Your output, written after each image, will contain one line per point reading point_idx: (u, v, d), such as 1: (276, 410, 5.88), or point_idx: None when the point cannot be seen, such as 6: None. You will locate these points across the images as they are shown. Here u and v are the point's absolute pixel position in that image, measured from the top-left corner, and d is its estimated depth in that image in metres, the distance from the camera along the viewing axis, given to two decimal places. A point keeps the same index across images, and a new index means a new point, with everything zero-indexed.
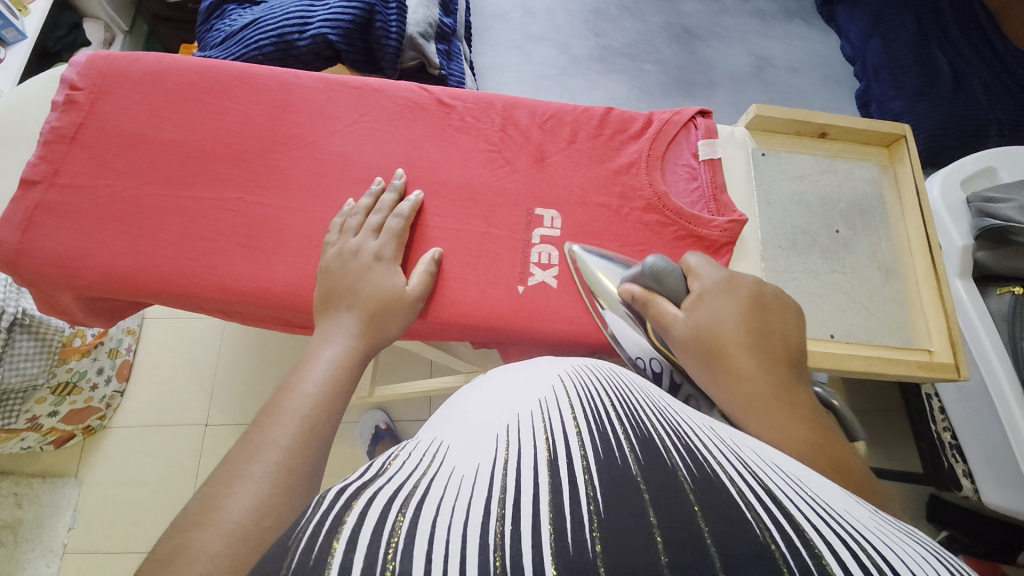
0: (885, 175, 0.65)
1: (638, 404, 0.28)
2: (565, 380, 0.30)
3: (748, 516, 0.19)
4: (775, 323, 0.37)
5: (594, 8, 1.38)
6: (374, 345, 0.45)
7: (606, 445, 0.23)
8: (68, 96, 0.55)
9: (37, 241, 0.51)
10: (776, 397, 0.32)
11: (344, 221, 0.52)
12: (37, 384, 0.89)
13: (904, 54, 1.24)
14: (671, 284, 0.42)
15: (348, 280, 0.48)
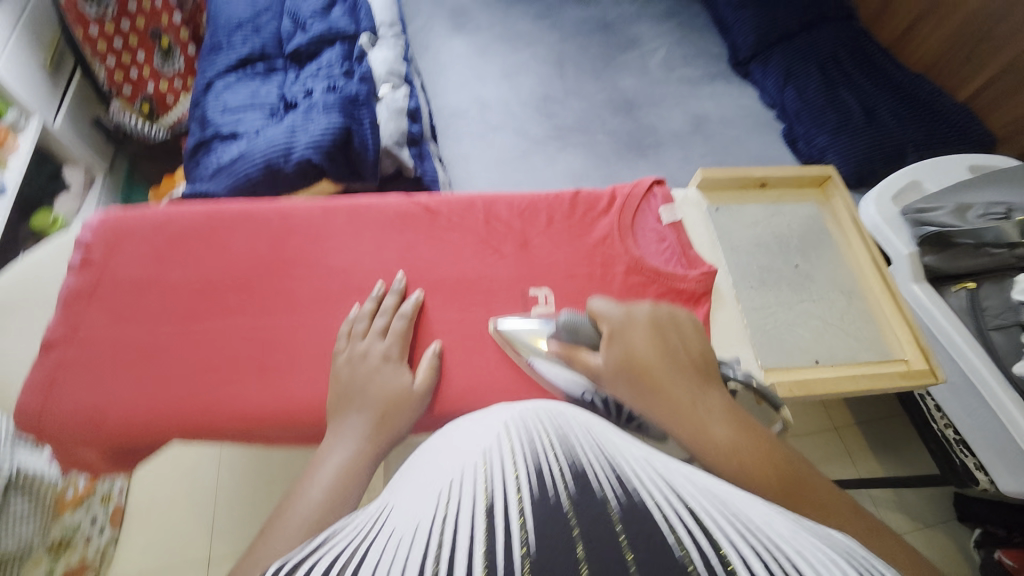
0: (825, 211, 0.74)
1: (582, 437, 0.25)
2: (524, 417, 0.28)
3: (697, 570, 0.17)
4: (673, 340, 0.45)
5: (542, 95, 1.55)
6: (386, 443, 0.47)
7: (538, 491, 0.20)
8: (84, 257, 0.59)
9: (60, 401, 0.52)
10: (696, 407, 0.38)
11: (353, 327, 0.56)
12: (33, 547, 0.83)
13: (816, 97, 1.42)
14: (585, 332, 0.48)
15: (358, 383, 0.51)
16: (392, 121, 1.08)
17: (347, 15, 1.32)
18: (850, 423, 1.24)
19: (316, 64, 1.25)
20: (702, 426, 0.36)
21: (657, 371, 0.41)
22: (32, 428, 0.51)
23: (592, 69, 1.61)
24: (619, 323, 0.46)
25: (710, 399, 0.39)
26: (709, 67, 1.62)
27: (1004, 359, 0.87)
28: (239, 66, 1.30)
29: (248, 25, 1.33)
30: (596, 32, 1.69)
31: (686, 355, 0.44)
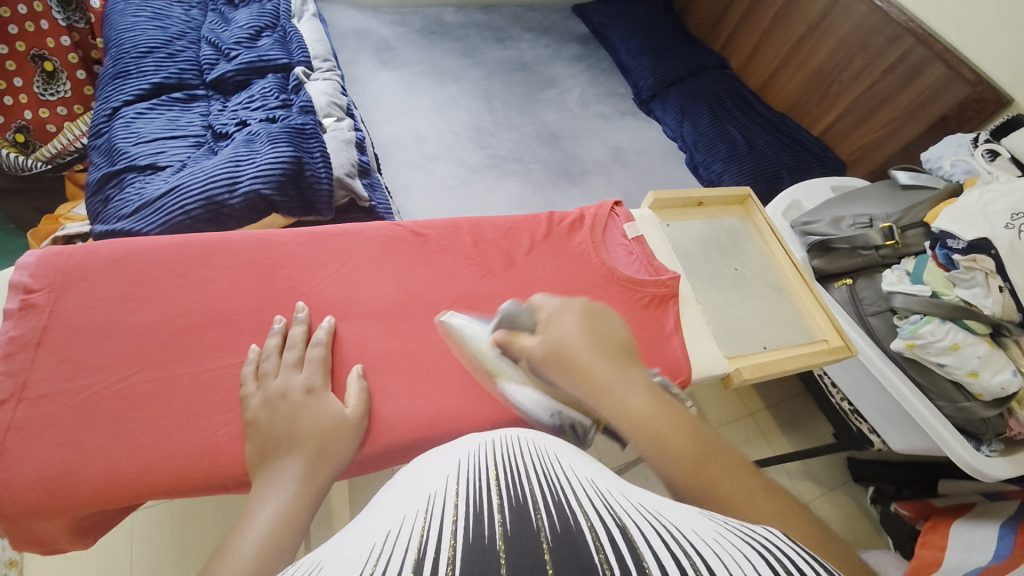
0: (749, 223, 0.88)
1: (527, 480, 0.33)
2: (456, 476, 0.34)
3: (593, 557, 0.23)
4: (604, 325, 0.49)
5: (475, 127, 1.62)
6: (321, 483, 0.45)
7: (480, 524, 0.26)
8: (23, 301, 0.52)
9: (12, 470, 0.45)
10: (623, 381, 0.43)
11: (261, 365, 0.52)
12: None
13: (708, 131, 1.67)
14: (524, 317, 0.52)
15: (283, 424, 0.48)
16: (343, 151, 1.07)
17: (277, 45, 1.28)
18: (762, 407, 1.41)
19: (246, 92, 1.19)
20: (638, 410, 0.41)
21: (590, 355, 0.44)
22: None
23: (517, 104, 1.72)
24: (549, 311, 0.50)
25: (639, 380, 0.43)
26: (619, 104, 1.83)
27: (883, 339, 1.07)
28: (151, 94, 1.15)
29: (159, 51, 1.20)
30: (517, 70, 1.82)
31: (617, 340, 0.48)
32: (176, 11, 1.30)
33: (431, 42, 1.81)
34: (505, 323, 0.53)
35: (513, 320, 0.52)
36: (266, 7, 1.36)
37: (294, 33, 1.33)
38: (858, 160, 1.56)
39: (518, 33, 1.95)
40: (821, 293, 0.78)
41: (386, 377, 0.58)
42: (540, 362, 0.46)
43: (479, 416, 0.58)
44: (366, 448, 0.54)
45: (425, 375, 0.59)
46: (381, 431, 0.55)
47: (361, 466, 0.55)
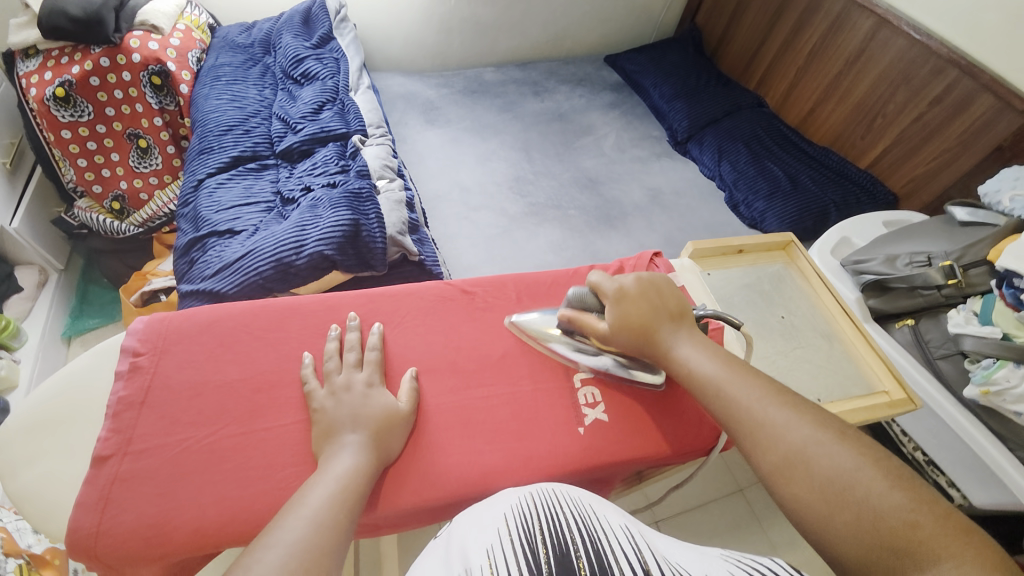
0: (793, 268, 0.87)
1: (568, 534, 0.40)
2: (507, 526, 0.42)
3: None
4: (659, 296, 0.63)
5: (515, 177, 1.70)
6: (380, 459, 0.54)
7: None
8: (132, 363, 0.60)
9: (117, 518, 0.51)
10: (668, 331, 0.60)
11: (325, 366, 0.60)
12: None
13: (747, 169, 1.67)
14: (589, 299, 0.65)
15: (348, 411, 0.56)
16: (395, 211, 1.15)
17: (336, 116, 1.43)
18: None
19: (310, 161, 1.32)
20: (693, 360, 0.58)
21: (647, 323, 0.60)
22: (83, 551, 0.50)
23: (555, 152, 1.80)
24: (615, 294, 0.63)
25: (690, 339, 0.60)
26: (654, 147, 1.87)
27: (955, 384, 1.01)
28: (229, 166, 1.31)
29: (237, 128, 1.37)
30: (554, 121, 1.91)
31: (668, 309, 0.62)
32: (252, 92, 1.48)
33: (473, 100, 1.95)
34: (574, 304, 0.66)
35: (582, 301, 0.66)
36: (328, 83, 1.51)
37: (351, 104, 1.48)
38: (911, 192, 1.51)
39: (554, 86, 2.05)
40: (877, 342, 0.76)
41: (438, 433, 0.61)
42: (612, 337, 0.61)
43: (527, 472, 0.59)
44: (421, 503, 0.56)
45: (475, 430, 0.62)
46: (434, 485, 0.57)
47: (416, 517, 0.58)
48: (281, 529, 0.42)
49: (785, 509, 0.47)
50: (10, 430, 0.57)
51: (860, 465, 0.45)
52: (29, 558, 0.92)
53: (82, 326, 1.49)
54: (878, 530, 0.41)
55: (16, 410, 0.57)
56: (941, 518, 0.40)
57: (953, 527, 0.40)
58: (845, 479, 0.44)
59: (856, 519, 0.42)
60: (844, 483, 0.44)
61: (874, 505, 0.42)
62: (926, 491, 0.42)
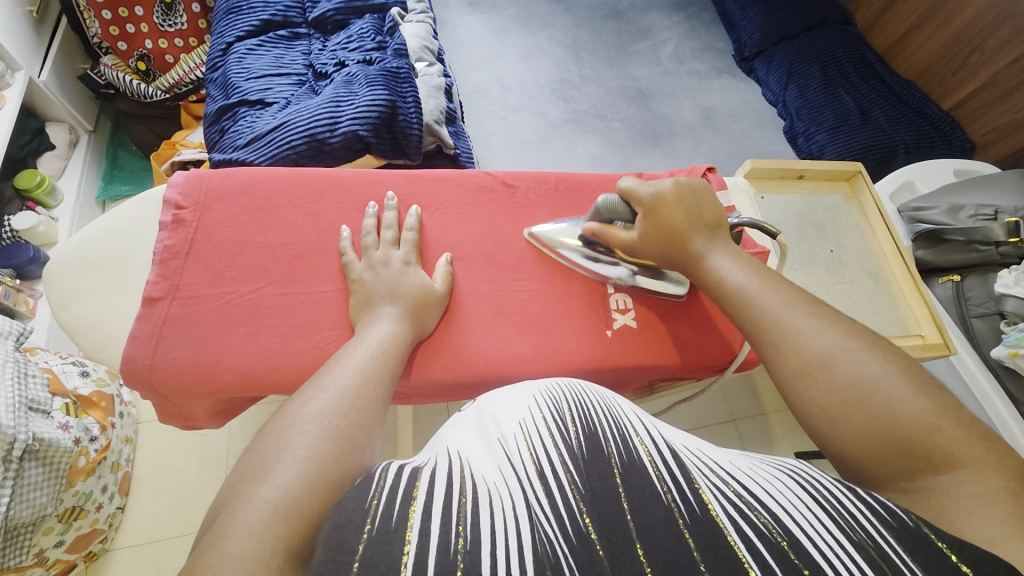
0: (853, 203, 0.82)
1: (596, 416, 0.42)
2: (539, 403, 0.43)
3: (663, 498, 0.34)
4: (695, 203, 0.58)
5: (559, 79, 1.57)
6: (416, 330, 0.56)
7: (568, 480, 0.35)
8: (175, 216, 0.60)
9: (170, 354, 0.55)
10: (698, 246, 0.56)
11: (363, 240, 0.60)
12: (46, 514, 0.92)
13: (816, 96, 1.51)
14: (619, 209, 0.61)
15: (387, 284, 0.57)
16: (432, 98, 1.09)
17: None
18: None
19: (345, 33, 1.22)
20: (722, 269, 0.54)
21: (681, 237, 0.56)
22: (139, 379, 0.54)
23: (606, 56, 1.64)
24: (649, 203, 0.58)
25: (721, 251, 0.56)
26: (716, 61, 1.69)
27: (983, 343, 1.00)
28: (259, 30, 1.22)
29: None
30: (609, 19, 1.71)
31: (703, 219, 0.57)
32: None
33: None
34: (602, 215, 0.62)
35: (611, 210, 0.61)
36: None
37: None
38: (991, 142, 1.37)
39: None
40: (927, 290, 0.73)
41: (471, 319, 0.63)
42: (639, 246, 0.59)
43: (552, 365, 0.61)
44: (449, 378, 0.60)
45: (506, 321, 0.63)
46: (463, 364, 0.60)
47: (443, 391, 0.62)
48: (327, 376, 0.45)
49: (794, 410, 0.46)
50: (61, 267, 0.59)
51: (887, 371, 0.41)
52: (76, 398, 1.02)
53: (115, 192, 1.50)
54: (892, 434, 0.39)
55: (66, 248, 0.59)
56: (963, 424, 0.38)
57: (974, 433, 0.37)
58: (867, 384, 0.41)
59: (874, 423, 0.40)
60: (867, 388, 0.41)
61: (895, 411, 0.39)
62: (951, 401, 0.39)
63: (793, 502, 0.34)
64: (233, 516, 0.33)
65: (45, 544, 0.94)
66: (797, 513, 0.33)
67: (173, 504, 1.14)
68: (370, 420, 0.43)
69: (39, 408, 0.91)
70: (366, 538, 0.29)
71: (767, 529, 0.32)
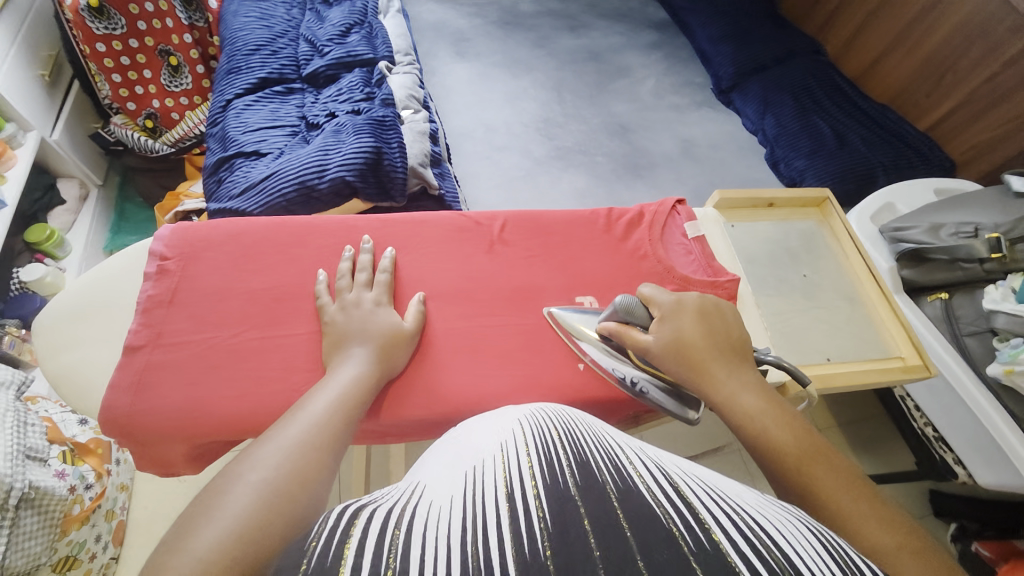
0: (824, 227, 0.83)
1: (590, 452, 0.40)
2: (523, 440, 0.42)
3: (659, 519, 0.31)
4: (719, 323, 0.56)
5: (543, 118, 1.64)
6: (383, 370, 0.56)
7: (541, 507, 0.32)
8: (160, 266, 0.63)
9: (150, 400, 0.56)
10: (725, 366, 0.53)
11: (337, 283, 0.62)
12: (40, 563, 0.91)
13: (792, 123, 1.56)
14: (638, 311, 0.58)
15: (356, 324, 0.58)
16: (418, 142, 1.14)
17: (365, 41, 1.38)
18: (831, 424, 1.33)
19: (336, 86, 1.29)
20: (740, 396, 0.50)
21: (699, 351, 0.53)
22: (119, 426, 0.55)
23: (588, 95, 1.71)
24: (669, 309, 0.57)
25: (748, 378, 0.52)
26: (694, 94, 1.75)
27: (977, 362, 0.99)
28: (256, 87, 1.30)
29: (265, 49, 1.34)
30: (589, 61, 1.80)
31: (727, 338, 0.55)
32: (280, 11, 1.43)
33: (506, 32, 1.84)
34: (620, 313, 0.59)
35: (630, 312, 0.58)
36: (357, 5, 1.45)
37: (380, 29, 1.42)
38: (970, 160, 1.39)
39: (594, 21, 1.90)
40: (899, 306, 0.73)
41: (447, 356, 0.64)
42: (653, 353, 0.55)
43: (527, 399, 0.62)
44: (425, 415, 0.60)
45: (481, 356, 0.65)
46: (438, 401, 0.61)
47: (420, 427, 0.62)
48: (287, 424, 0.45)
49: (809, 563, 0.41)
50: (48, 318, 0.61)
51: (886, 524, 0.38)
52: (73, 445, 1.02)
53: (122, 241, 1.56)
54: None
55: (56, 299, 0.61)
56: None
57: None
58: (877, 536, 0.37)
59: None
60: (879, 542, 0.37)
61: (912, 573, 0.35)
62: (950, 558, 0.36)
63: (806, 548, 0.31)
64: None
65: None
66: (808, 556, 0.30)
67: None
68: (317, 471, 0.42)
69: (36, 456, 0.93)
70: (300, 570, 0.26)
71: (778, 564, 0.28)
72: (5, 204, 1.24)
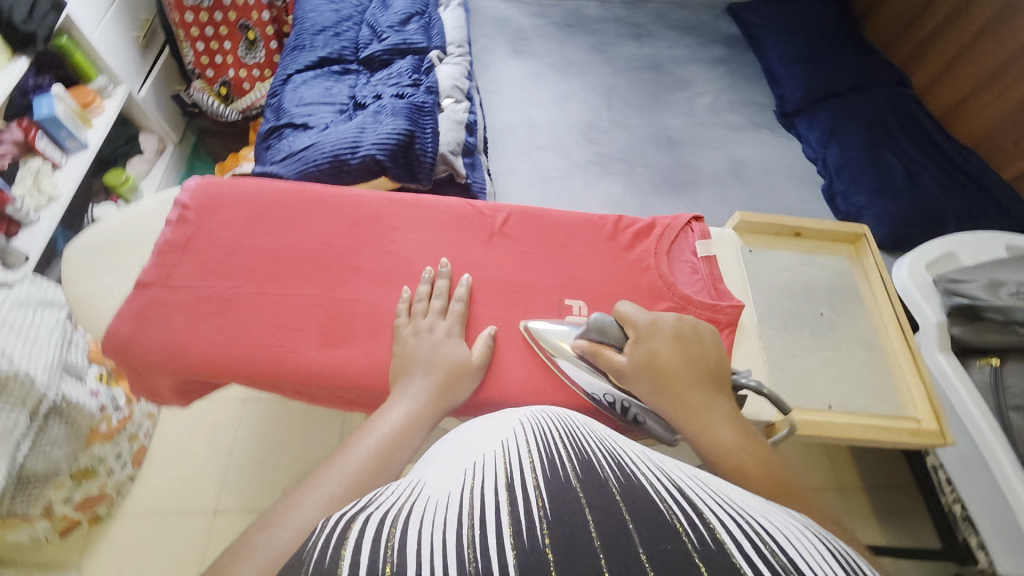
0: (855, 267, 0.80)
1: (589, 445, 0.36)
2: (521, 435, 0.38)
3: (664, 518, 0.27)
4: (697, 349, 0.55)
5: (589, 123, 1.61)
6: (444, 406, 0.56)
7: (536, 499, 0.29)
8: (181, 214, 0.68)
9: (147, 332, 0.60)
10: (701, 393, 0.51)
11: (413, 306, 0.63)
12: (60, 470, 1.01)
13: (858, 155, 1.45)
14: (612, 330, 0.57)
15: (423, 353, 0.59)
16: (452, 130, 1.16)
17: (421, 29, 1.41)
18: (858, 486, 1.22)
19: (388, 70, 1.34)
20: (717, 423, 0.48)
21: (675, 375, 0.52)
22: (116, 351, 0.60)
23: (640, 105, 1.67)
24: (644, 330, 0.57)
25: (724, 407, 0.50)
26: (755, 115, 1.65)
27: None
28: (316, 65, 1.37)
29: (329, 29, 1.42)
30: (647, 70, 1.75)
31: (705, 365, 0.54)
32: None
33: (566, 34, 1.83)
34: (593, 331, 0.58)
35: (604, 330, 0.58)
36: None
37: (438, 20, 1.45)
38: None
39: (658, 30, 1.85)
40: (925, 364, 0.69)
41: None
42: (629, 374, 0.54)
43: (495, 392, 0.62)
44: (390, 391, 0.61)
45: None
46: None
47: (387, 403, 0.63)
48: (349, 454, 0.48)
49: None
50: (81, 247, 0.67)
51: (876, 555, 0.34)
52: (110, 368, 1.11)
53: None
54: None
55: (91, 231, 0.68)
56: None
57: None
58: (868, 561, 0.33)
59: None
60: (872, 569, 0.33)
61: None
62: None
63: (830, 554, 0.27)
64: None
65: (55, 496, 1.03)
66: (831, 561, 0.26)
67: (170, 485, 1.21)
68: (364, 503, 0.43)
69: (74, 372, 1.02)
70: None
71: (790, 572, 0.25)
72: (87, 146, 1.39)
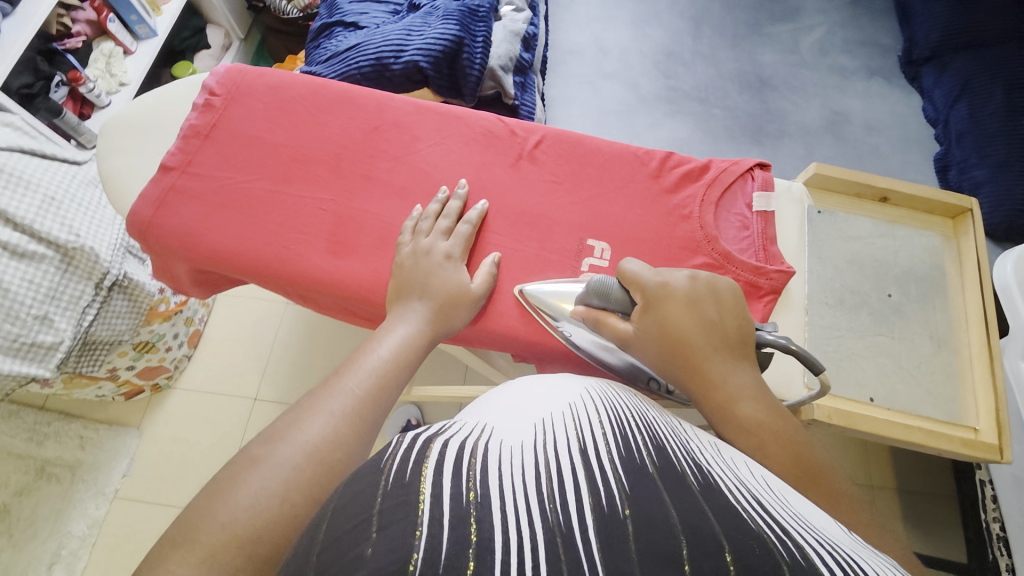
0: (948, 246, 0.67)
1: (666, 440, 0.34)
2: (587, 407, 0.36)
3: (751, 528, 0.25)
4: (715, 310, 0.47)
5: (667, 51, 1.42)
6: (440, 331, 0.54)
7: (608, 478, 0.27)
8: (207, 100, 0.66)
9: (167, 218, 0.61)
10: (719, 363, 0.45)
11: (417, 225, 0.60)
12: (123, 339, 1.08)
13: (990, 121, 1.19)
14: (617, 292, 0.51)
15: (420, 275, 0.56)
16: (505, 42, 1.06)
17: None
18: (891, 487, 1.13)
19: None
20: (739, 400, 0.42)
21: (688, 343, 0.45)
22: (139, 231, 0.62)
23: (732, 34, 1.44)
24: (652, 292, 0.49)
25: (747, 378, 0.44)
26: (872, 58, 1.39)
27: None
28: None
29: None
30: None
31: (722, 331, 0.46)
32: None
33: None
34: (595, 296, 0.52)
35: (607, 294, 0.52)
36: None
37: None
38: None
39: None
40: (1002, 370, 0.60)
41: None
42: (637, 343, 0.49)
43: (494, 325, 0.59)
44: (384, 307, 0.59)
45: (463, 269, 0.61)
46: None
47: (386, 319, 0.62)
48: (353, 371, 0.46)
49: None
50: (117, 125, 0.68)
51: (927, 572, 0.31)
52: None
53: None
54: None
55: (125, 110, 0.68)
56: None
57: None
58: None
59: None
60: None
61: None
62: None
63: None
64: (188, 535, 0.33)
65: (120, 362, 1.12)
66: None
67: (217, 368, 1.33)
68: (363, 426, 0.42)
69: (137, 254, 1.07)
70: (381, 488, 0.24)
71: None
72: (155, 34, 1.38)
